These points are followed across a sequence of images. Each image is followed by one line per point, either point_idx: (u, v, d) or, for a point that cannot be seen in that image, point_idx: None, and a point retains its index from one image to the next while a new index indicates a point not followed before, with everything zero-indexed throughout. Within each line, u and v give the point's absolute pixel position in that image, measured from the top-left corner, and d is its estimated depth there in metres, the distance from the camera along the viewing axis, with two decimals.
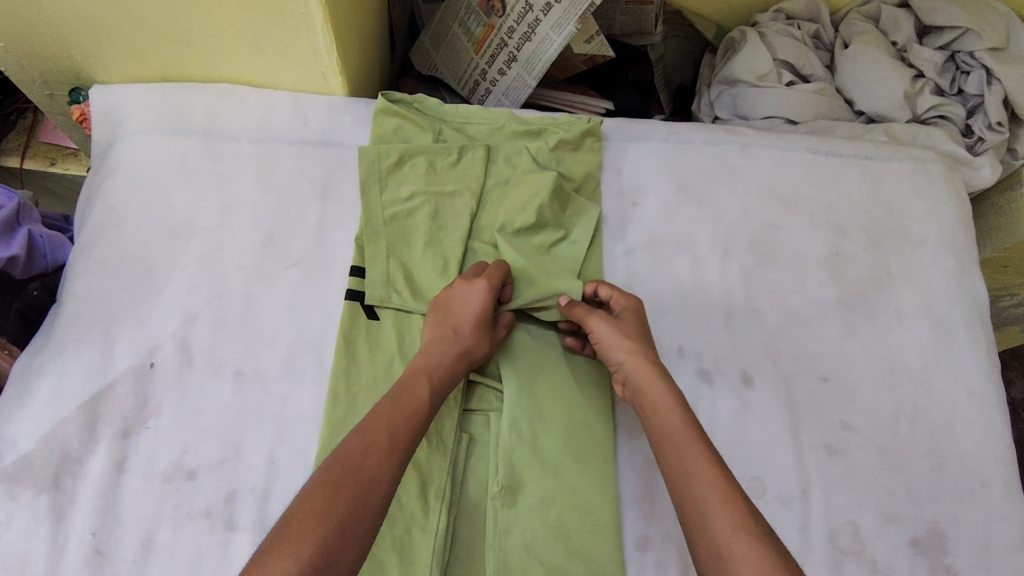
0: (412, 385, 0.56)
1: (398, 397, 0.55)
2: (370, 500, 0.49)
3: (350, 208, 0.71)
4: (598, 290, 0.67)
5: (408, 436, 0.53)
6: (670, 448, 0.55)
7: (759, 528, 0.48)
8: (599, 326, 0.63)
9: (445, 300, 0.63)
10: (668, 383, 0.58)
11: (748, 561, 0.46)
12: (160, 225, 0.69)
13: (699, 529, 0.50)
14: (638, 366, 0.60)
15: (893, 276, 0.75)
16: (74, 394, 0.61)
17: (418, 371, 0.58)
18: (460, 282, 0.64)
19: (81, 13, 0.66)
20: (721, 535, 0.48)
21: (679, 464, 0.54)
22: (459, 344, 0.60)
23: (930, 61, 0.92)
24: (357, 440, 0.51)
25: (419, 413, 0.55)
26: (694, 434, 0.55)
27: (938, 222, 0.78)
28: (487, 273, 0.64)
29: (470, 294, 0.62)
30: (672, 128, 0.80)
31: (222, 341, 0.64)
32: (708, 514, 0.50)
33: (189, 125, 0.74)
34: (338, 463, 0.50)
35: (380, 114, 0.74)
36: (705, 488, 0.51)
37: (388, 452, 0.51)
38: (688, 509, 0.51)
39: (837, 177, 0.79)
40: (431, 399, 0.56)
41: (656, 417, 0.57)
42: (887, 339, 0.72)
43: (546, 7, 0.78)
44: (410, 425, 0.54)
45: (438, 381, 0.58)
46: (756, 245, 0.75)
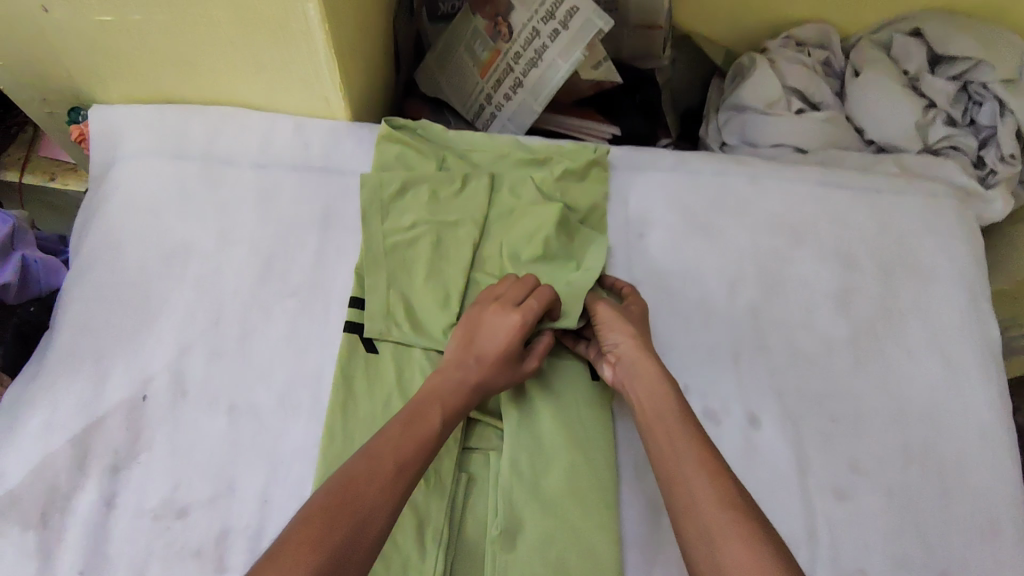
0: (425, 409, 0.55)
1: (410, 421, 0.54)
2: (365, 531, 0.47)
3: (351, 236, 0.70)
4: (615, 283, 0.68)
5: (412, 466, 0.52)
6: (660, 431, 0.55)
7: (745, 506, 0.48)
8: (604, 310, 0.64)
9: (476, 320, 0.62)
10: (664, 372, 0.59)
11: (735, 538, 0.46)
12: (157, 251, 0.68)
13: (684, 504, 0.50)
14: (635, 352, 0.60)
15: (903, 312, 0.74)
16: (64, 427, 0.59)
17: (432, 396, 0.56)
18: (495, 308, 0.61)
19: (82, 33, 0.65)
20: (706, 512, 0.48)
21: (668, 441, 0.54)
22: (478, 374, 0.58)
23: (942, 91, 0.91)
24: (362, 462, 0.50)
25: (427, 441, 0.54)
26: (685, 419, 0.55)
27: (950, 257, 0.76)
28: (525, 304, 0.61)
29: (502, 325, 0.60)
30: (679, 157, 0.79)
31: (217, 373, 0.63)
32: (695, 491, 0.50)
33: (189, 148, 0.73)
34: (341, 487, 0.48)
35: (383, 140, 0.72)
36: (693, 467, 0.51)
37: (392, 481, 0.50)
38: (674, 486, 0.51)
39: (847, 209, 0.78)
40: (441, 428, 0.55)
41: (647, 395, 0.58)
42: (897, 377, 0.70)
43: (553, 34, 0.78)
44: (417, 454, 0.52)
45: (450, 408, 0.56)
46: (764, 278, 0.74)
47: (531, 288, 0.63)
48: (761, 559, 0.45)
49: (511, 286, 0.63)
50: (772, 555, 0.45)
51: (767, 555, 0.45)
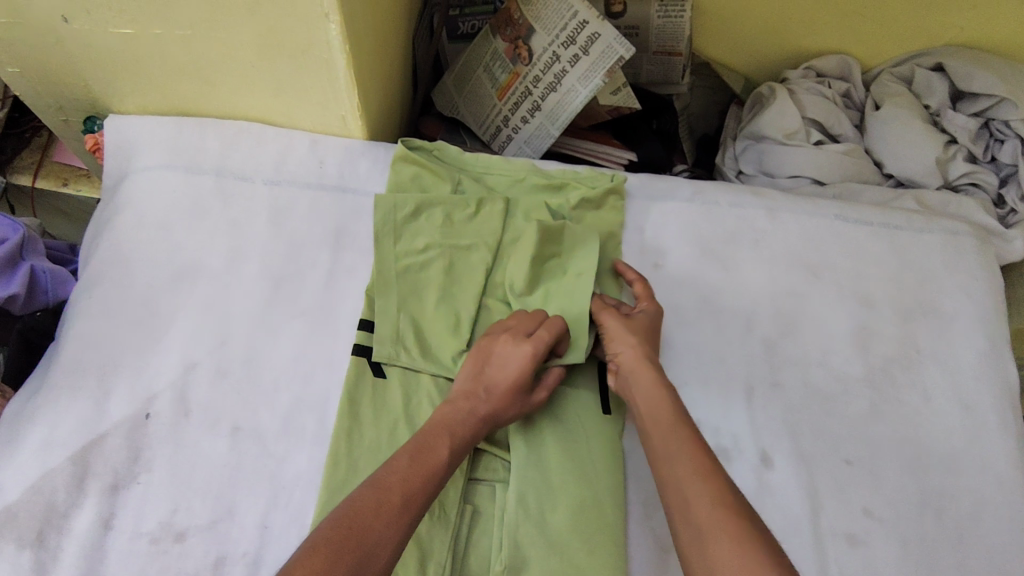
0: (432, 441, 0.54)
1: (418, 452, 0.53)
2: (369, 565, 0.46)
3: (363, 258, 0.69)
4: (627, 273, 0.68)
5: (420, 499, 0.51)
6: (657, 436, 0.55)
7: (738, 507, 0.48)
8: (609, 319, 0.63)
9: (487, 351, 0.60)
10: (663, 379, 0.59)
11: (726, 539, 0.46)
12: (167, 267, 0.67)
13: (679, 508, 0.50)
14: (635, 360, 0.60)
15: (921, 354, 0.72)
16: (64, 443, 0.59)
17: (440, 427, 0.55)
18: (505, 338, 0.60)
19: (102, 43, 0.65)
20: (698, 514, 0.48)
21: (664, 447, 0.54)
22: (488, 406, 0.57)
23: (964, 127, 0.91)
24: (369, 492, 0.49)
25: (434, 474, 0.52)
26: (683, 425, 0.55)
27: (972, 299, 0.75)
28: (535, 334, 0.60)
29: (513, 356, 0.59)
30: (697, 187, 0.78)
31: (221, 393, 0.62)
32: (689, 495, 0.50)
33: (203, 163, 0.72)
34: (347, 519, 0.47)
35: (398, 161, 0.72)
36: (687, 471, 0.51)
37: (399, 514, 0.49)
38: (669, 491, 0.51)
39: (867, 245, 0.77)
40: (448, 461, 0.54)
41: (646, 401, 0.58)
42: (914, 421, 0.69)
43: (573, 59, 0.78)
44: (425, 486, 0.51)
45: (458, 440, 0.55)
46: (780, 314, 0.73)
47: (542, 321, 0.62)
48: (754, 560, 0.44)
49: (522, 319, 0.62)
50: (763, 555, 0.45)
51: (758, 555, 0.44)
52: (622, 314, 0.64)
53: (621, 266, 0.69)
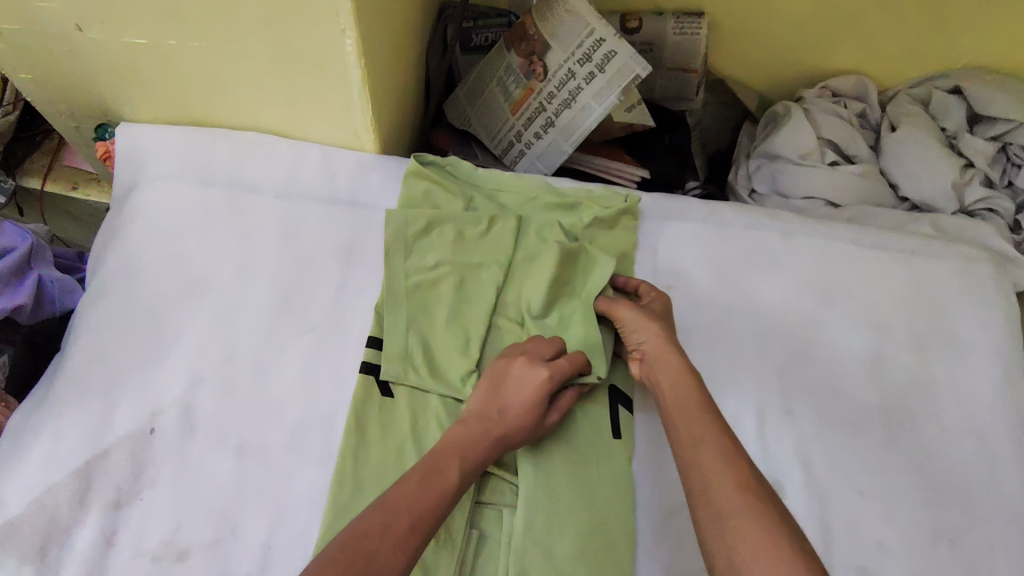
0: (443, 462, 0.53)
1: (428, 473, 0.52)
2: None
3: (373, 274, 0.68)
4: (632, 284, 0.68)
5: (429, 521, 0.50)
6: (680, 419, 0.56)
7: (758, 492, 0.49)
8: (624, 311, 0.64)
9: (502, 372, 0.60)
10: (687, 364, 0.60)
11: (746, 520, 0.47)
12: (176, 279, 0.67)
13: (699, 488, 0.51)
14: (658, 347, 0.61)
15: (935, 383, 0.71)
16: (68, 457, 0.58)
17: (451, 448, 0.54)
18: (522, 361, 0.60)
19: (117, 54, 0.65)
20: (720, 495, 0.49)
21: (687, 429, 0.55)
22: (502, 428, 0.56)
23: (981, 152, 0.90)
24: (376, 514, 0.48)
25: (444, 496, 0.51)
26: (705, 409, 0.56)
27: (988, 329, 0.73)
28: (556, 364, 0.60)
29: (529, 380, 0.59)
30: (711, 209, 0.78)
31: (227, 410, 0.61)
32: (711, 476, 0.50)
33: (214, 174, 0.72)
34: (354, 541, 0.47)
35: (411, 175, 0.71)
36: (709, 454, 0.52)
37: (404, 539, 0.48)
38: (690, 472, 0.52)
39: (882, 271, 0.76)
40: (458, 483, 0.53)
41: (669, 387, 0.59)
42: (929, 452, 0.68)
43: (589, 76, 0.77)
44: (434, 509, 0.50)
45: (468, 463, 0.54)
46: (793, 341, 0.72)
47: (559, 348, 0.62)
48: (772, 541, 0.45)
49: (539, 344, 0.62)
50: (782, 537, 0.46)
51: (776, 537, 0.45)
52: (637, 306, 0.65)
53: (618, 280, 0.69)
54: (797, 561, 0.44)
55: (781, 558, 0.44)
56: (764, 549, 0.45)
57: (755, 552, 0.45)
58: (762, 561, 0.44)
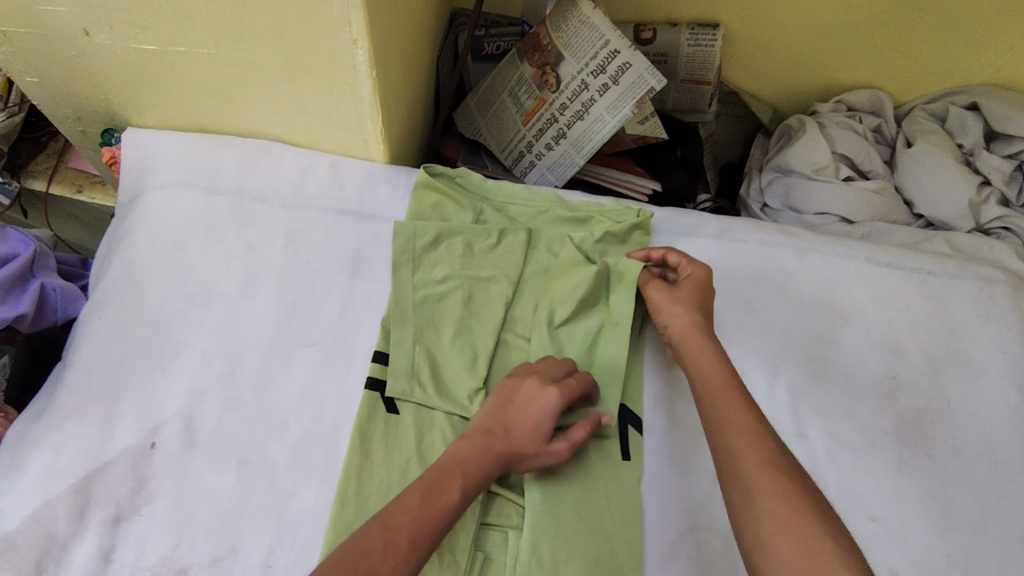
0: (447, 478, 0.52)
1: (432, 487, 0.51)
2: None
3: (380, 286, 0.67)
4: (667, 256, 0.67)
5: (430, 539, 0.48)
6: (706, 397, 0.56)
7: (785, 468, 0.49)
8: (656, 291, 0.64)
9: (511, 391, 0.59)
10: (715, 346, 0.59)
11: (772, 495, 0.47)
12: (180, 289, 0.66)
13: (727, 465, 0.50)
14: (686, 329, 0.60)
15: (951, 407, 0.69)
16: (67, 471, 0.57)
17: (455, 466, 0.53)
18: (531, 381, 0.59)
19: (125, 60, 0.64)
20: (747, 470, 0.49)
21: (714, 407, 0.54)
22: (507, 445, 0.55)
23: (998, 169, 0.88)
24: (377, 532, 0.47)
25: (446, 514, 0.50)
26: (733, 389, 0.55)
27: (1006, 351, 0.71)
28: (565, 386, 0.59)
29: (538, 402, 0.57)
30: (724, 225, 0.76)
31: (229, 424, 0.60)
32: (737, 452, 0.50)
33: (221, 182, 0.71)
34: (353, 557, 0.45)
35: (420, 187, 0.70)
36: (737, 431, 0.52)
37: (404, 559, 0.46)
38: (719, 449, 0.52)
39: (898, 291, 0.74)
40: (461, 502, 0.51)
41: (697, 368, 0.58)
42: (945, 477, 0.65)
43: (603, 88, 0.76)
44: (435, 527, 0.49)
45: (470, 480, 0.52)
46: (806, 362, 0.70)
47: (568, 368, 0.61)
48: (799, 517, 0.45)
49: (549, 363, 0.61)
50: (808, 512, 0.45)
51: (802, 512, 0.45)
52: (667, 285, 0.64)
53: (637, 254, 0.68)
54: (824, 537, 0.44)
55: (807, 534, 0.44)
56: (791, 526, 0.45)
57: (781, 528, 0.45)
58: (788, 538, 0.44)
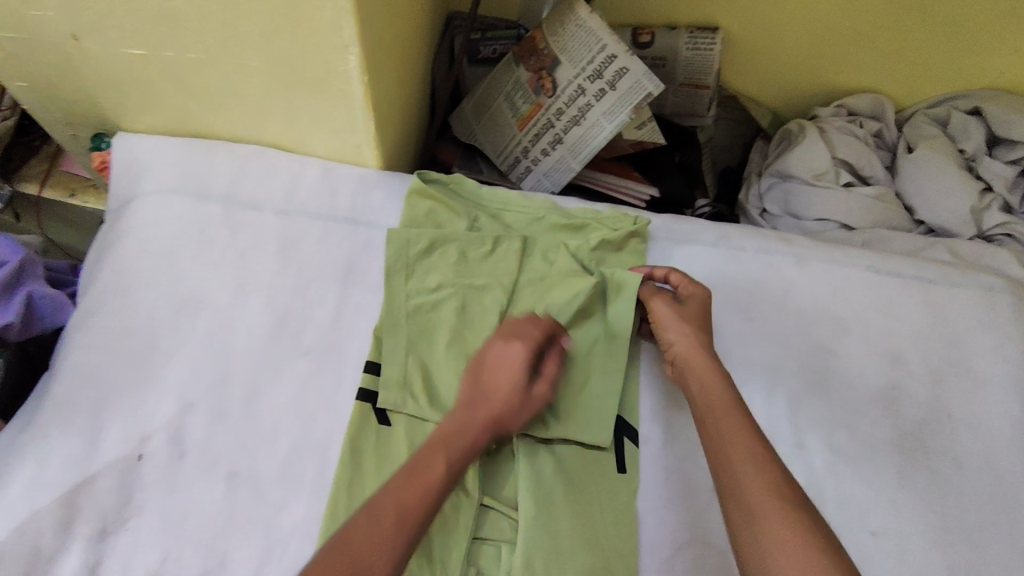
0: (430, 454, 0.52)
1: (415, 466, 0.51)
2: None
3: (372, 295, 0.66)
4: (668, 276, 0.66)
5: (419, 514, 0.49)
6: (709, 417, 0.55)
7: (791, 494, 0.49)
8: (659, 306, 0.63)
9: (481, 358, 0.59)
10: (718, 366, 0.58)
11: (778, 520, 0.47)
12: (169, 297, 0.65)
13: (731, 488, 0.50)
14: (689, 347, 0.60)
15: (951, 418, 0.68)
16: (53, 484, 0.56)
17: (438, 440, 0.53)
18: (495, 343, 0.59)
19: (114, 65, 0.63)
20: (752, 495, 0.49)
21: (717, 428, 0.54)
22: (486, 410, 0.56)
23: (1000, 175, 0.87)
24: (362, 520, 0.48)
25: (434, 486, 0.50)
26: (736, 410, 0.55)
27: (1008, 362, 0.70)
28: (528, 338, 0.59)
29: (504, 360, 0.58)
30: (723, 232, 0.75)
31: (218, 435, 0.59)
32: (742, 476, 0.50)
33: (212, 188, 0.70)
34: (342, 545, 0.46)
35: (414, 193, 0.69)
36: (742, 454, 0.51)
37: (393, 536, 0.47)
38: (722, 470, 0.52)
39: (899, 300, 0.73)
40: (449, 472, 0.52)
41: (699, 386, 0.57)
42: (945, 489, 0.64)
43: (600, 93, 0.75)
44: (423, 502, 0.50)
45: (454, 447, 0.53)
46: (805, 372, 0.69)
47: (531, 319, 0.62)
48: (806, 545, 0.45)
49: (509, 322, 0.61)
50: (814, 540, 0.46)
51: (810, 541, 0.45)
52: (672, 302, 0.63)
53: (638, 270, 0.67)
54: (830, 565, 0.44)
55: (813, 563, 0.44)
56: (799, 554, 0.45)
57: (788, 556, 0.45)
58: (795, 566, 0.45)
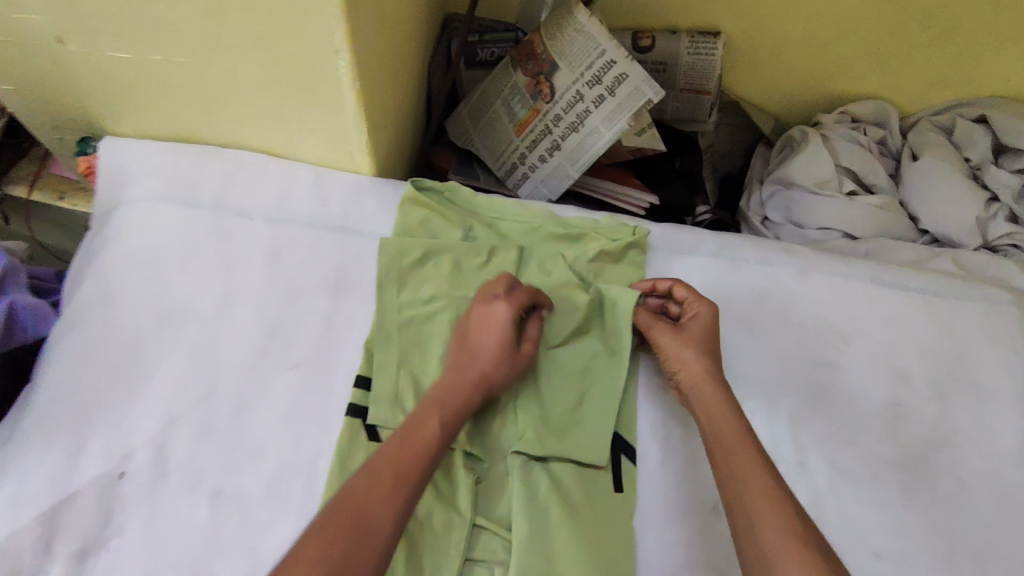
0: (422, 416, 0.53)
1: (409, 428, 0.52)
2: (368, 540, 0.45)
3: (364, 306, 0.65)
4: (672, 288, 0.65)
5: (416, 471, 0.50)
6: (720, 453, 0.54)
7: (806, 534, 0.47)
8: (660, 335, 0.62)
9: (467, 323, 0.60)
10: (726, 397, 0.57)
11: (794, 560, 0.45)
12: (154, 308, 0.63)
13: (745, 528, 0.49)
14: (695, 375, 0.59)
15: (956, 435, 0.66)
16: (31, 502, 0.54)
17: (429, 403, 0.54)
18: (478, 305, 0.60)
19: (100, 69, 0.62)
20: (766, 535, 0.47)
21: (729, 464, 0.53)
22: (476, 370, 0.57)
23: (1006, 185, 0.85)
24: (361, 480, 0.48)
25: (428, 444, 0.51)
26: (748, 445, 0.54)
27: (1015, 378, 0.69)
28: (510, 295, 0.60)
29: (489, 319, 0.59)
30: (723, 243, 0.74)
31: (203, 452, 0.57)
32: (755, 515, 0.48)
33: (201, 195, 0.68)
34: (342, 507, 0.46)
35: (407, 202, 0.67)
36: (754, 491, 0.50)
37: (392, 491, 0.48)
38: (736, 510, 0.50)
39: (903, 313, 0.72)
40: (443, 430, 0.53)
41: (710, 420, 0.56)
42: (950, 510, 0.63)
43: (598, 99, 0.74)
44: (420, 458, 0.50)
45: (446, 405, 0.54)
46: (807, 387, 0.68)
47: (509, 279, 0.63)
48: None
49: (489, 284, 0.62)
50: None
51: None
52: (672, 329, 0.62)
53: (640, 286, 0.66)
54: None
55: None
56: None
57: None
58: None
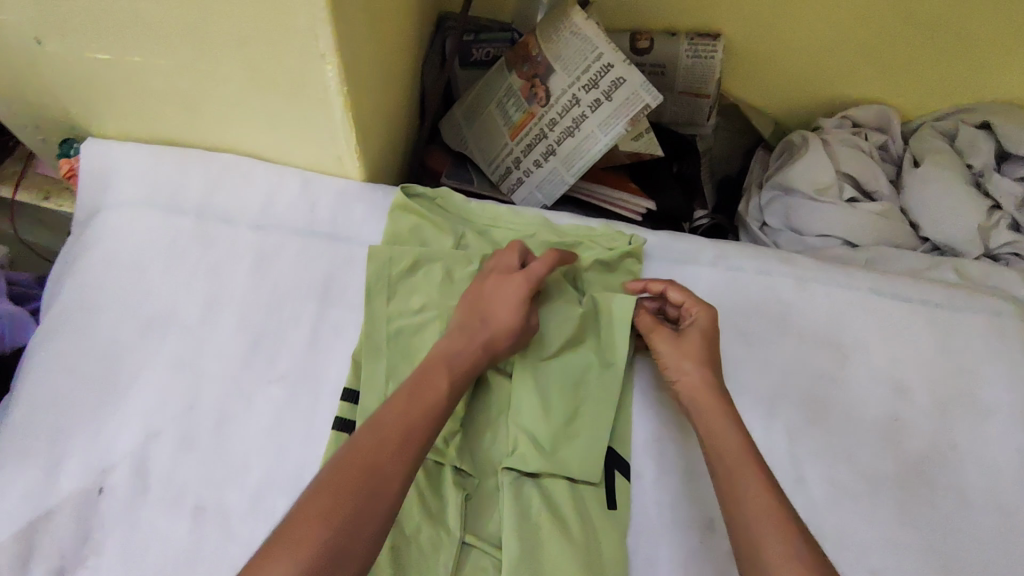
0: (431, 375, 0.52)
1: (418, 385, 0.51)
2: (378, 495, 0.44)
3: (352, 315, 0.63)
4: (667, 290, 0.63)
5: (426, 429, 0.49)
6: (722, 472, 0.52)
7: (812, 558, 0.45)
8: (660, 343, 0.61)
9: (478, 290, 0.59)
10: (726, 411, 0.56)
11: None
12: (136, 317, 0.61)
13: (749, 553, 0.47)
14: (695, 389, 0.57)
15: (956, 450, 0.65)
16: (6, 519, 0.52)
17: (438, 362, 0.53)
18: (493, 276, 0.60)
19: (80, 70, 0.60)
20: (770, 560, 0.45)
21: (731, 485, 0.51)
22: (486, 334, 0.56)
23: (1009, 193, 0.84)
24: (371, 433, 0.47)
25: (438, 405, 0.50)
26: (751, 462, 0.52)
27: (1017, 391, 0.67)
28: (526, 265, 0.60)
29: (503, 288, 0.58)
30: (721, 251, 0.72)
31: (184, 466, 0.56)
32: (758, 539, 0.46)
33: (185, 200, 0.66)
34: (351, 461, 0.45)
35: (397, 209, 0.66)
36: (758, 513, 0.48)
37: (402, 449, 0.47)
38: (739, 533, 0.48)
39: (903, 324, 0.70)
40: (452, 392, 0.52)
41: (711, 436, 0.54)
42: (949, 526, 0.61)
43: (595, 103, 0.72)
44: (430, 417, 0.49)
45: (457, 367, 0.54)
46: (805, 400, 0.66)
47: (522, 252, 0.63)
48: None
49: (502, 256, 0.62)
50: None
51: None
52: (671, 334, 0.61)
53: (636, 287, 0.64)
54: None
55: None
56: None
57: None
58: None
